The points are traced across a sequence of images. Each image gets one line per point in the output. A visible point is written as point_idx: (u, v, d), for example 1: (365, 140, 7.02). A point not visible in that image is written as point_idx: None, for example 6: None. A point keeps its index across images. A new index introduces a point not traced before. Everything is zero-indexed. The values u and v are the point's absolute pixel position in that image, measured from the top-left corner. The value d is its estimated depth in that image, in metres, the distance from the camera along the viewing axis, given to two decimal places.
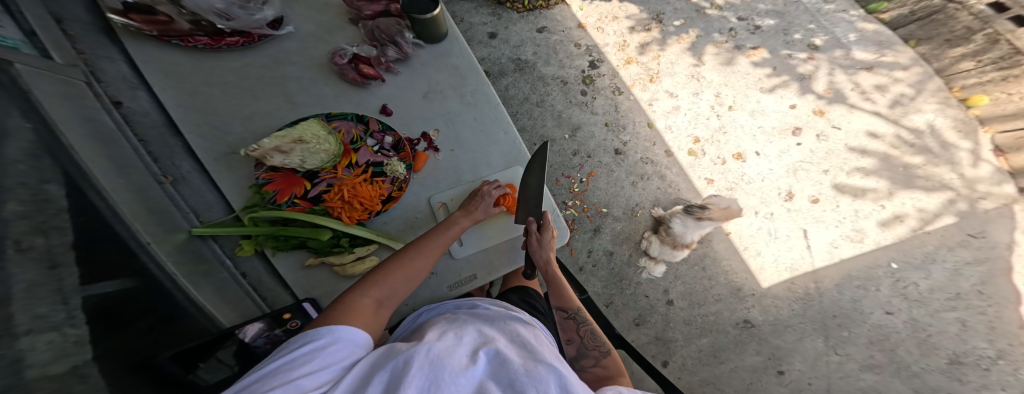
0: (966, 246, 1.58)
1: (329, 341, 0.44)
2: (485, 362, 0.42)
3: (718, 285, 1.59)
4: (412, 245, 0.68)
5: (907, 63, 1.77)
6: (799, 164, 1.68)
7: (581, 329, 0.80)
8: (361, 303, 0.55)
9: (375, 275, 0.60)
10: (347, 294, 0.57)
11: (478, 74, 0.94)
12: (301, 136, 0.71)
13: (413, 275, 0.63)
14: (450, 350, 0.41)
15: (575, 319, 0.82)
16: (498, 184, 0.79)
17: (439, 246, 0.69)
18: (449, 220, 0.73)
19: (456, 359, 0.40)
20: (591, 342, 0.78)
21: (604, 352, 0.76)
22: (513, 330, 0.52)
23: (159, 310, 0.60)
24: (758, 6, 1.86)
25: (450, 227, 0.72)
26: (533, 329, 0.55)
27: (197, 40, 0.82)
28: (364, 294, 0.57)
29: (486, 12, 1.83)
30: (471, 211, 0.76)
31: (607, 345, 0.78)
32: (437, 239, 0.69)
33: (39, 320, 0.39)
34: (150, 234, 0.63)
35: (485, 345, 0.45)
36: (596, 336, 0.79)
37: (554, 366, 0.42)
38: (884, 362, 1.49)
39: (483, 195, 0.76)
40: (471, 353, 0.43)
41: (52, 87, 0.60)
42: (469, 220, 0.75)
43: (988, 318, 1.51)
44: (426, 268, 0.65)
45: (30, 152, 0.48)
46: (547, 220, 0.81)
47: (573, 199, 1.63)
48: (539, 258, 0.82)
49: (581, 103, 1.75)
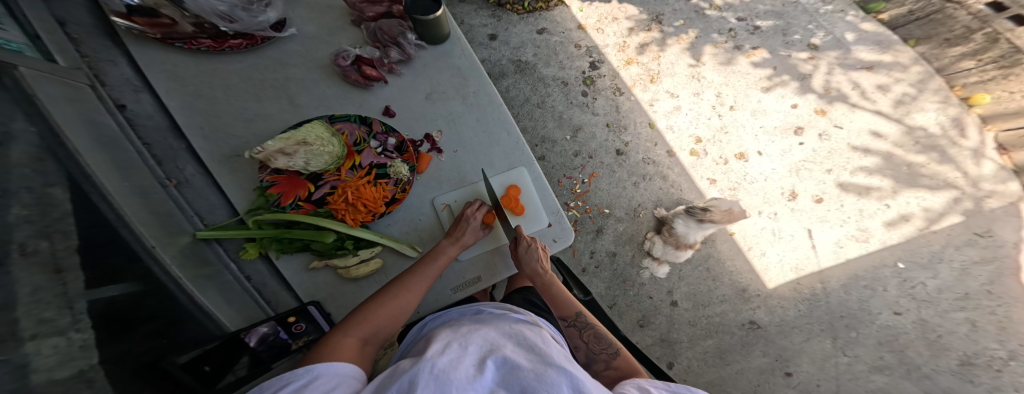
0: (973, 245, 1.56)
1: (311, 379, 0.42)
2: (493, 370, 0.41)
3: (722, 285, 1.58)
4: (398, 278, 0.68)
5: (908, 62, 1.76)
6: (802, 163, 1.67)
7: (585, 334, 0.79)
8: (345, 342, 0.54)
9: (359, 314, 0.60)
10: (331, 334, 0.56)
11: (480, 74, 0.93)
12: (306, 138, 0.70)
13: (399, 310, 0.64)
14: (455, 363, 0.40)
15: (576, 326, 0.81)
16: (481, 206, 0.80)
17: (424, 278, 0.69)
18: (436, 250, 0.73)
19: (462, 371, 0.39)
20: (597, 346, 0.76)
21: (612, 354, 0.75)
22: (519, 333, 0.51)
23: (162, 314, 0.59)
24: (757, 6, 1.86)
25: (437, 257, 0.72)
26: (539, 330, 0.55)
27: (200, 43, 0.82)
28: (348, 333, 0.56)
29: (485, 14, 1.83)
30: (458, 238, 0.75)
31: (614, 345, 0.76)
32: (422, 272, 0.69)
33: (43, 325, 0.39)
34: (155, 237, 0.63)
35: (492, 352, 0.44)
36: (601, 338, 0.77)
37: (564, 368, 0.41)
38: (894, 363, 1.47)
39: (467, 218, 0.76)
40: (478, 362, 0.42)
41: (55, 91, 0.60)
42: (457, 247, 0.74)
43: (998, 318, 1.49)
44: (413, 299, 0.66)
45: (34, 156, 0.48)
46: (522, 234, 0.80)
47: (575, 200, 1.63)
48: (529, 271, 0.79)
49: (582, 104, 1.74)
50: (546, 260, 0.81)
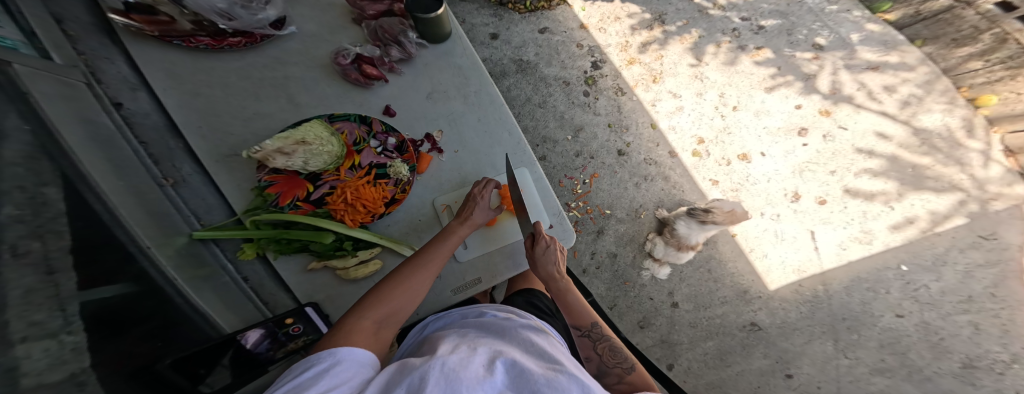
0: (977, 248, 1.55)
1: (332, 363, 0.42)
2: (503, 373, 0.40)
3: (723, 287, 1.57)
4: (410, 259, 0.67)
5: (914, 62, 1.74)
6: (806, 164, 1.66)
7: (599, 346, 0.77)
8: (361, 325, 0.53)
9: (372, 296, 0.58)
10: (346, 317, 0.55)
11: (482, 74, 0.92)
12: (304, 137, 0.69)
13: (412, 291, 0.61)
14: (465, 362, 0.40)
15: (591, 336, 0.79)
16: (490, 183, 0.78)
17: (437, 257, 0.67)
18: (446, 230, 0.71)
19: (473, 370, 0.39)
20: (611, 359, 0.74)
21: (627, 368, 0.72)
22: (527, 341, 0.51)
23: (159, 316, 0.58)
24: (761, 6, 1.84)
25: (447, 238, 0.70)
26: (546, 339, 0.54)
27: (199, 40, 0.81)
28: (363, 316, 0.55)
29: (487, 13, 1.82)
30: (466, 218, 0.73)
31: (630, 360, 0.74)
32: (433, 252, 0.68)
33: (34, 327, 0.38)
34: (151, 238, 0.62)
35: (501, 355, 0.43)
36: (616, 352, 0.75)
37: (575, 375, 0.40)
38: (895, 365, 1.46)
39: (476, 198, 0.75)
40: (488, 363, 0.41)
41: (50, 89, 0.59)
42: (467, 226, 0.72)
43: (1001, 321, 1.47)
44: (427, 280, 0.64)
45: (27, 154, 0.47)
46: (541, 230, 0.76)
47: (576, 200, 1.61)
48: (544, 273, 0.78)
49: (583, 104, 1.73)
50: (563, 262, 0.79)
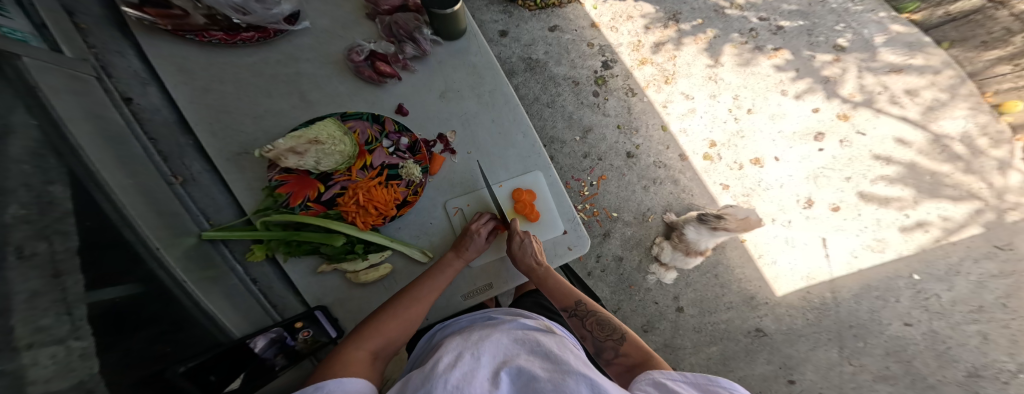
0: (992, 258, 1.52)
1: None
2: (509, 383, 0.41)
3: (730, 292, 1.54)
4: (405, 290, 0.68)
5: (940, 66, 1.69)
6: (821, 170, 1.62)
7: (588, 323, 0.73)
8: (357, 356, 0.55)
9: (370, 326, 0.61)
10: (340, 348, 0.57)
11: (497, 72, 0.90)
12: (317, 137, 0.67)
13: (408, 322, 0.64)
14: (469, 377, 0.40)
15: (578, 315, 0.75)
16: (488, 219, 0.77)
17: (432, 291, 0.68)
18: (441, 263, 0.72)
19: (478, 385, 0.39)
20: (602, 333, 0.71)
21: (618, 339, 0.69)
22: (532, 339, 0.52)
23: (167, 318, 0.57)
24: (782, 5, 1.79)
25: (443, 271, 0.70)
26: (551, 335, 0.56)
27: (211, 35, 0.78)
28: (358, 347, 0.57)
29: (497, 9, 1.78)
30: (462, 251, 0.73)
31: (620, 330, 0.70)
32: (430, 284, 0.69)
33: (40, 334, 0.36)
34: (160, 239, 0.61)
35: (506, 363, 0.44)
36: (605, 325, 0.72)
37: (582, 375, 0.41)
38: (899, 373, 1.44)
39: (471, 235, 0.73)
40: (493, 375, 0.42)
41: (59, 83, 0.57)
42: (462, 261, 0.73)
43: (1011, 331, 1.45)
44: (422, 314, 0.66)
45: (33, 152, 0.45)
46: (515, 227, 0.76)
47: (584, 202, 1.59)
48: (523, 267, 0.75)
49: (592, 104, 1.70)
50: (540, 251, 0.76)
